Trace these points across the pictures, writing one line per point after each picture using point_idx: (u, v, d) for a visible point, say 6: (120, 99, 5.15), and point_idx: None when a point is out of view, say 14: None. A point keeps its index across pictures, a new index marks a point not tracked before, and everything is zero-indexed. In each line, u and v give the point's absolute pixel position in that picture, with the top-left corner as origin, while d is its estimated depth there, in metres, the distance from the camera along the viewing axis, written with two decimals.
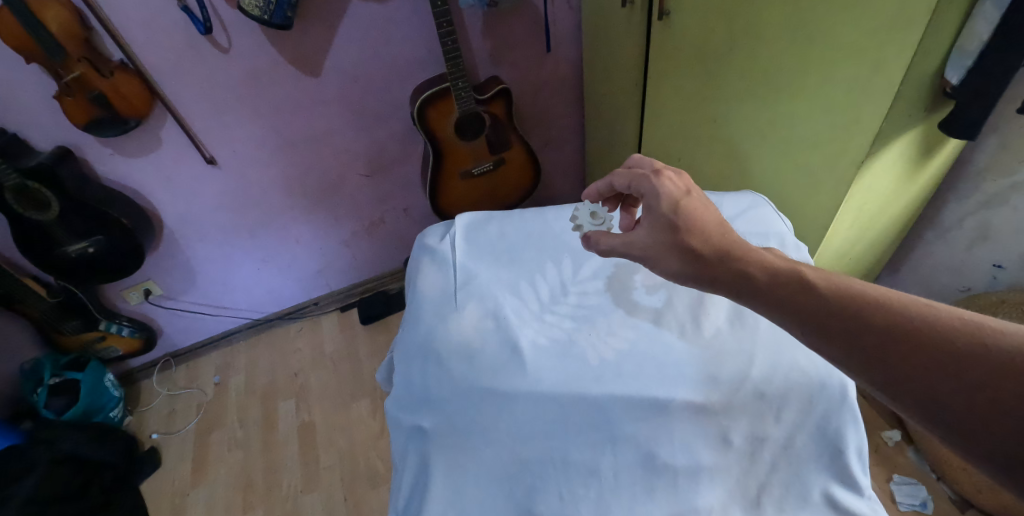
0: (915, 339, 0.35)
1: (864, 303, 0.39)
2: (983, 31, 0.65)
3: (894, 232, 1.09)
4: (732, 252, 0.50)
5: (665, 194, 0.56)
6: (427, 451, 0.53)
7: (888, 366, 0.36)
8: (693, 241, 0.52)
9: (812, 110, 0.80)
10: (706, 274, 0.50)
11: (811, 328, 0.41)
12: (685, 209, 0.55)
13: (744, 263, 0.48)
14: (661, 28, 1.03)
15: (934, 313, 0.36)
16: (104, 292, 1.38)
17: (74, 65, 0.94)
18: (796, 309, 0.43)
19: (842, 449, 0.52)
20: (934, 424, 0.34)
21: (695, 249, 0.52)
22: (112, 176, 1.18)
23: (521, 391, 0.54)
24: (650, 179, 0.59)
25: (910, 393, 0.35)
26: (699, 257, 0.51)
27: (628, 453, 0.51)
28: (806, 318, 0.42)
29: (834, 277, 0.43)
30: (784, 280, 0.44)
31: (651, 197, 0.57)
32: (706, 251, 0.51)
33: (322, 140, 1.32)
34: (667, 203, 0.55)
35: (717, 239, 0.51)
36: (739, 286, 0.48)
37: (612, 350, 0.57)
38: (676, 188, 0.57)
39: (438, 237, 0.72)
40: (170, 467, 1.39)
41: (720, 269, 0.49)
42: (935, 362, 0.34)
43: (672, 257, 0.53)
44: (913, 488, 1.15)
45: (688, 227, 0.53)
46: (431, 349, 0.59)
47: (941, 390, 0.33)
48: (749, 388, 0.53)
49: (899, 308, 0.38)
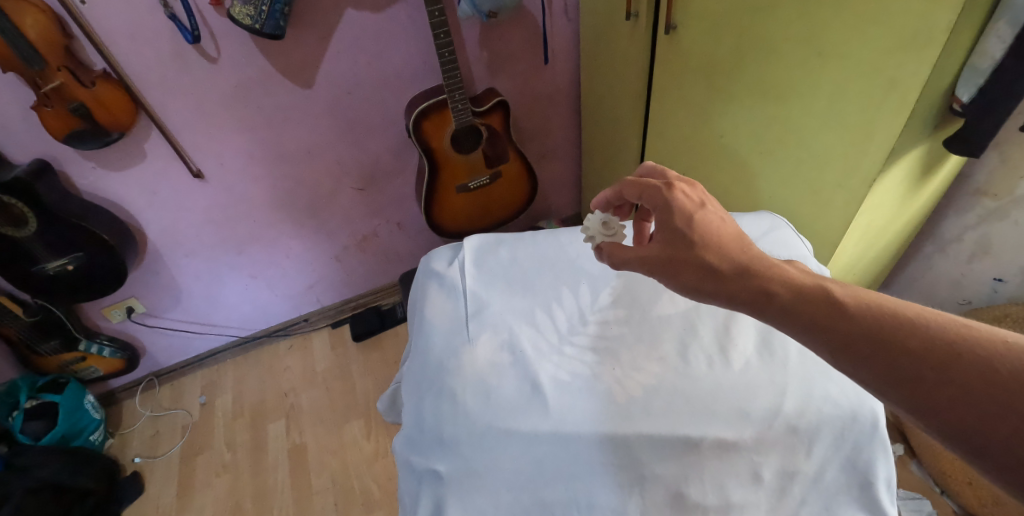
0: (955, 365, 0.32)
1: (894, 325, 0.36)
2: (996, 50, 0.62)
3: (897, 246, 1.08)
4: (754, 269, 0.46)
5: (676, 208, 0.53)
6: (442, 496, 0.49)
7: (921, 393, 0.33)
8: (712, 258, 0.49)
9: (823, 127, 0.79)
10: (724, 291, 0.46)
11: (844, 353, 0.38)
12: (700, 223, 0.51)
13: (766, 281, 0.44)
14: (667, 43, 1.02)
15: (972, 336, 0.33)
16: (84, 311, 1.31)
17: (53, 74, 0.89)
18: (822, 331, 0.40)
19: (872, 480, 0.49)
20: (977, 458, 0.31)
21: (713, 266, 0.48)
22: (94, 191, 1.12)
23: (543, 434, 0.51)
24: (661, 192, 0.55)
25: (949, 423, 0.32)
26: (716, 273, 0.48)
27: (657, 492, 0.49)
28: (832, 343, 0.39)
29: (866, 296, 0.39)
30: (810, 298, 0.41)
31: (662, 212, 0.54)
32: (723, 266, 0.48)
33: (314, 152, 1.28)
34: (680, 217, 0.52)
35: (736, 255, 0.48)
36: (762, 305, 0.44)
37: (638, 386, 0.54)
38: (688, 202, 0.54)
39: (446, 261, 0.69)
40: (153, 493, 1.33)
41: (740, 286, 0.46)
42: (976, 390, 0.31)
43: (685, 275, 0.50)
44: (917, 503, 1.13)
45: (707, 243, 0.50)
46: (443, 386, 0.55)
47: (986, 423, 0.30)
48: (781, 423, 0.51)
49: (936, 331, 0.35)
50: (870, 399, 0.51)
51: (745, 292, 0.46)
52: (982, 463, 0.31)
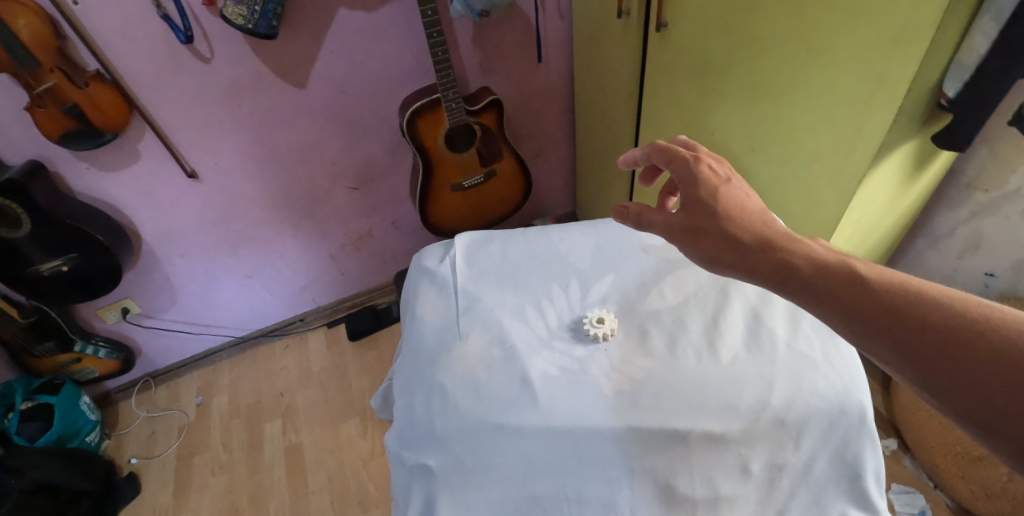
0: (970, 339, 0.32)
1: (914, 301, 0.36)
2: (982, 45, 0.62)
3: (889, 241, 1.08)
4: (774, 243, 0.47)
5: (702, 183, 0.54)
6: (433, 492, 0.49)
7: (931, 369, 0.33)
8: (734, 231, 0.50)
9: (814, 124, 0.80)
10: (743, 263, 0.47)
11: (855, 322, 0.38)
12: (723, 197, 0.52)
13: (785, 255, 0.45)
14: (658, 41, 1.02)
15: (993, 315, 0.33)
16: (79, 312, 1.31)
17: (46, 75, 0.89)
18: (834, 299, 0.40)
19: (861, 473, 0.50)
20: (988, 436, 0.31)
21: (735, 238, 0.49)
22: (88, 191, 1.12)
23: (533, 428, 0.51)
24: (690, 163, 0.56)
25: (963, 399, 0.32)
26: (737, 245, 0.49)
27: (646, 487, 0.49)
28: (845, 312, 0.39)
29: (887, 272, 0.39)
30: (828, 273, 0.41)
31: (688, 185, 0.55)
32: (745, 237, 0.48)
33: (308, 152, 1.28)
34: (704, 189, 0.53)
35: (758, 229, 0.48)
36: (780, 276, 0.44)
37: (627, 379, 0.55)
38: (714, 176, 0.55)
39: (437, 258, 0.69)
40: (150, 494, 1.33)
41: (759, 258, 0.46)
42: (992, 367, 0.31)
43: (707, 243, 0.52)
44: (911, 497, 1.14)
45: (731, 216, 0.51)
46: (433, 382, 0.56)
47: (998, 401, 0.30)
48: (769, 416, 0.51)
49: (952, 306, 0.35)
50: (857, 392, 0.52)
51: (765, 264, 0.46)
52: (994, 440, 0.31)
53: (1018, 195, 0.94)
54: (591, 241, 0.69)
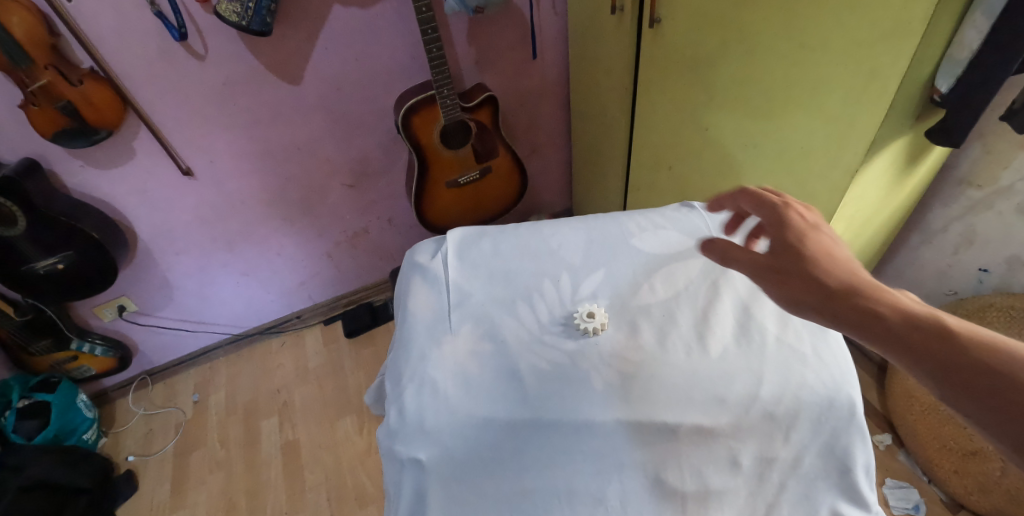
0: None
1: None
2: (973, 40, 0.63)
3: (883, 237, 1.08)
4: (876, 300, 0.40)
5: (792, 226, 0.48)
6: (424, 486, 0.49)
7: None
8: (827, 280, 0.43)
9: (807, 120, 0.80)
10: (841, 317, 0.40)
11: (1018, 428, 0.30)
12: (815, 243, 0.46)
13: (893, 316, 0.38)
14: (652, 37, 1.02)
15: None
16: (75, 310, 1.31)
17: (40, 73, 0.89)
18: (989, 394, 0.32)
19: (850, 466, 0.52)
20: None
21: (828, 288, 0.42)
22: (83, 189, 1.12)
23: (524, 422, 0.51)
24: (781, 207, 0.50)
25: None
26: (832, 297, 0.42)
27: (636, 479, 0.50)
28: (997, 408, 0.31)
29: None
30: (955, 344, 0.35)
31: (776, 227, 0.49)
32: (841, 290, 0.42)
33: (304, 149, 1.28)
34: (795, 233, 0.47)
35: (854, 282, 0.42)
36: (889, 340, 0.38)
37: (616, 373, 0.55)
38: (806, 221, 0.48)
39: (429, 254, 0.69)
40: (147, 491, 1.33)
41: (859, 314, 0.40)
42: None
43: (794, 290, 0.44)
44: (905, 492, 1.14)
45: (822, 264, 0.44)
46: (424, 376, 0.56)
47: None
48: (759, 409, 0.52)
49: None
50: (846, 386, 0.52)
51: (865, 321, 0.39)
52: None
53: (1011, 190, 0.94)
54: (582, 237, 0.69)
